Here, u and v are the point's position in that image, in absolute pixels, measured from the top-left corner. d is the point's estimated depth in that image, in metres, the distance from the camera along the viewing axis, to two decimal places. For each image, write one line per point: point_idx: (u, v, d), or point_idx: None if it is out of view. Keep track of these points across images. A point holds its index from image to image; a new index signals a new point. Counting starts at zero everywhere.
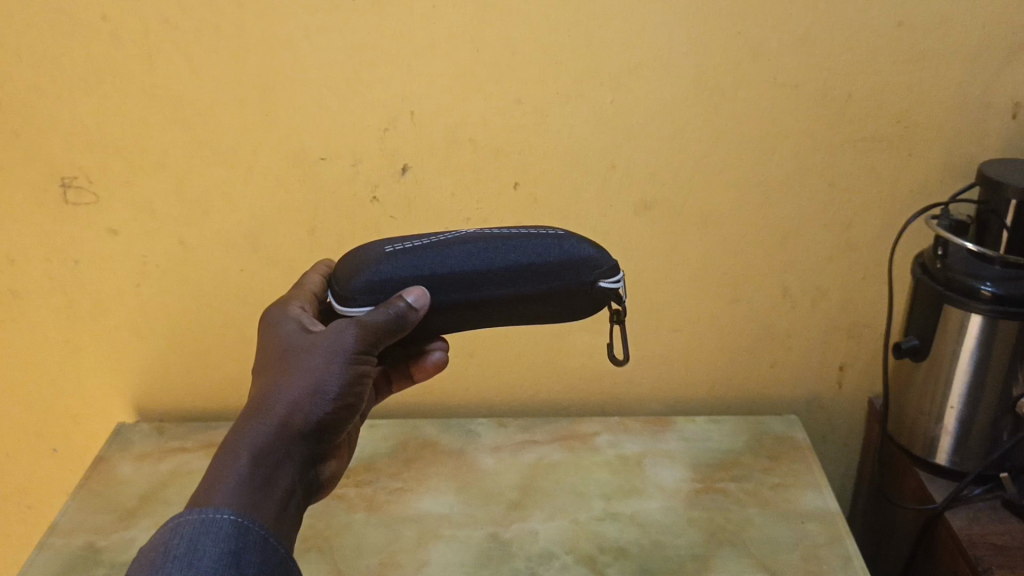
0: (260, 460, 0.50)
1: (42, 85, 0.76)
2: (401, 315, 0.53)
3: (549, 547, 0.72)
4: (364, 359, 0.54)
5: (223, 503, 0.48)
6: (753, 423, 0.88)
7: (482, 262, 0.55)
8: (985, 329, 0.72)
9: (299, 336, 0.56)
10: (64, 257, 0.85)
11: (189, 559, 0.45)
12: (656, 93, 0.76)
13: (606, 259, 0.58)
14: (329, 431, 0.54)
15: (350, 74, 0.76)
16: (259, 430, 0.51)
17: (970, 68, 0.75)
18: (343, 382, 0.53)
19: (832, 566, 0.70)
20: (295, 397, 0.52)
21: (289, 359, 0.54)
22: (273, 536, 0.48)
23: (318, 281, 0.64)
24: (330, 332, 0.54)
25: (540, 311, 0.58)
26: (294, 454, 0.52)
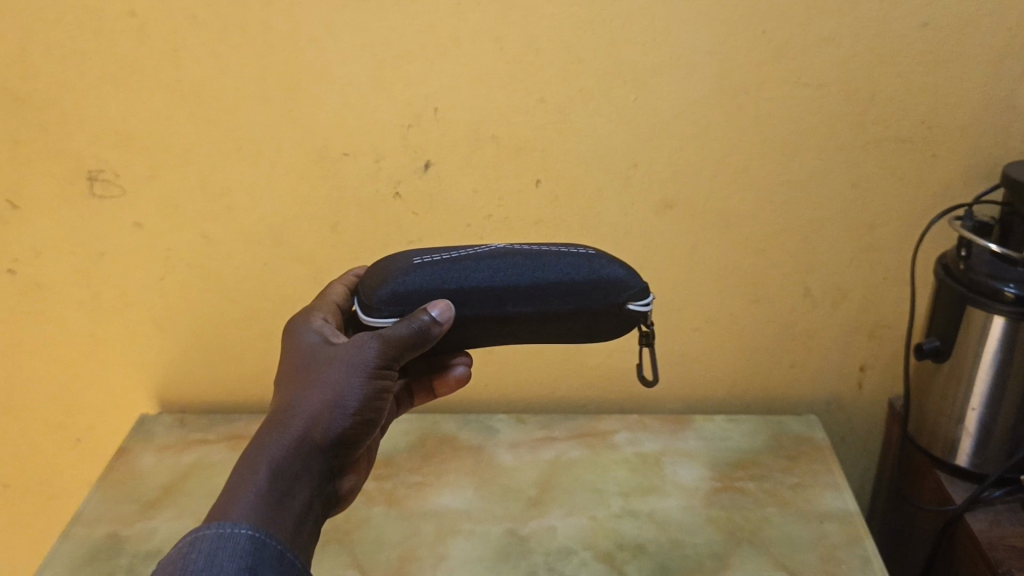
0: (278, 473, 0.50)
1: (70, 80, 0.77)
2: (424, 329, 0.54)
3: (568, 543, 0.73)
4: (385, 373, 0.54)
5: (240, 517, 0.47)
6: (772, 423, 0.88)
7: (510, 278, 0.55)
8: (1007, 331, 0.72)
9: (321, 349, 0.56)
10: (89, 250, 0.86)
11: (207, 574, 0.45)
12: (679, 92, 0.76)
13: (636, 282, 0.58)
14: (349, 446, 0.54)
15: (374, 71, 0.76)
16: (278, 443, 0.51)
17: (995, 69, 0.75)
18: (363, 395, 0.53)
19: (852, 567, 0.70)
20: (315, 410, 0.52)
21: (310, 373, 0.55)
22: (291, 551, 0.48)
23: (342, 292, 0.65)
24: (352, 346, 0.55)
25: (564, 328, 0.58)
26: (313, 468, 0.52)
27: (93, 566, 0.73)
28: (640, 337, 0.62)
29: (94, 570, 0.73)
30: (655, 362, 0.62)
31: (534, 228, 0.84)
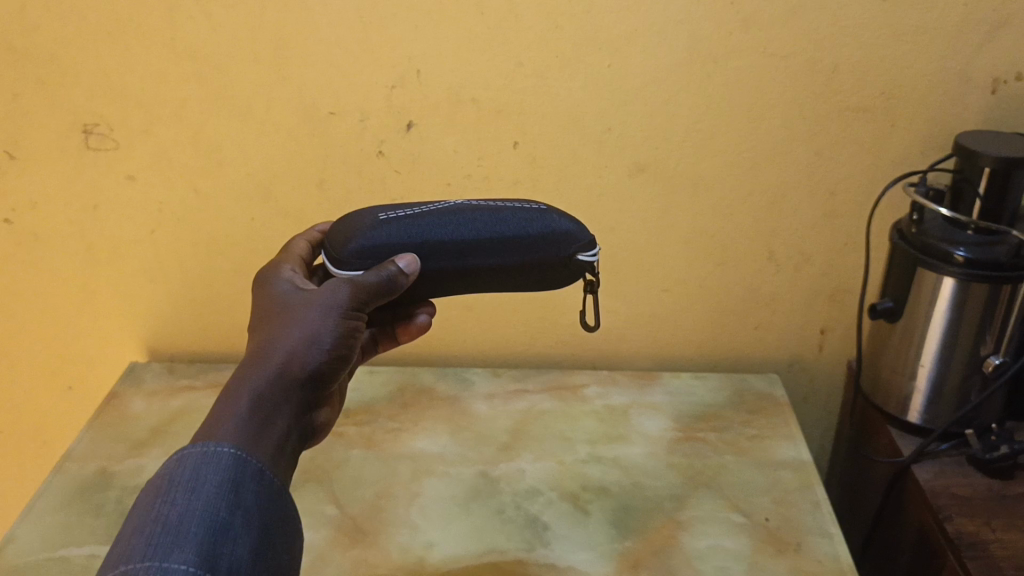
0: (259, 401, 0.51)
1: (68, 36, 0.80)
2: (392, 278, 0.57)
3: (536, 484, 0.77)
4: (357, 315, 0.56)
5: (225, 437, 0.49)
6: (735, 381, 0.92)
7: (471, 232, 0.59)
8: (957, 291, 0.76)
9: (295, 294, 0.58)
10: (83, 202, 0.89)
11: (192, 486, 0.46)
12: (651, 60, 0.80)
13: (584, 235, 0.62)
14: (323, 383, 0.56)
15: (360, 33, 0.79)
16: (258, 375, 0.53)
17: (952, 44, 0.78)
18: (337, 334, 0.55)
19: (801, 509, 0.74)
20: (292, 346, 0.54)
21: (287, 313, 0.56)
22: (270, 470, 0.49)
23: (305, 247, 0.67)
24: (324, 290, 0.57)
25: (520, 280, 0.62)
26: (291, 398, 0.53)
27: (83, 498, 0.77)
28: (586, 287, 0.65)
29: (84, 502, 0.77)
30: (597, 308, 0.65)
31: (512, 188, 0.87)
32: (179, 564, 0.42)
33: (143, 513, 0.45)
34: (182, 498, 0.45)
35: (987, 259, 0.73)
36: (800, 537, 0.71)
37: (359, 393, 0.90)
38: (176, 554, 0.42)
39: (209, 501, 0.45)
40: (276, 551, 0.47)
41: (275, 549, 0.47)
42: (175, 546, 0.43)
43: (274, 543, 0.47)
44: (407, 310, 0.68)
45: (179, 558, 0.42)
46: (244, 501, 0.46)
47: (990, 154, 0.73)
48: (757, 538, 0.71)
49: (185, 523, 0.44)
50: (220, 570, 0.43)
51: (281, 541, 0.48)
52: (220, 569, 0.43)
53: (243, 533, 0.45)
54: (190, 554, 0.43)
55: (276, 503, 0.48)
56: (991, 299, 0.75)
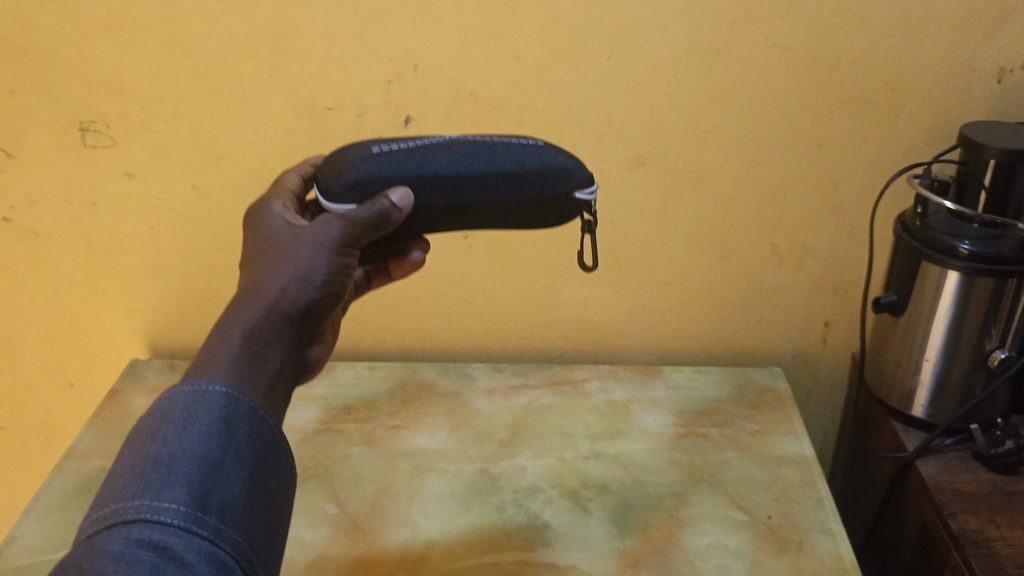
0: (251, 339, 0.51)
1: (63, 32, 0.79)
2: (384, 213, 0.56)
3: (536, 481, 0.77)
4: (349, 251, 0.55)
5: (217, 375, 0.48)
6: (737, 374, 0.92)
7: (465, 167, 0.58)
8: (961, 286, 0.75)
9: (287, 229, 0.57)
10: (82, 199, 0.89)
11: (183, 424, 0.46)
12: (651, 51, 0.79)
13: (581, 171, 0.61)
14: (317, 317, 0.55)
15: (356, 28, 0.79)
16: (250, 312, 0.52)
17: (957, 34, 0.77)
18: (330, 271, 0.54)
19: (803, 506, 0.74)
20: (284, 282, 0.53)
21: (278, 251, 0.55)
22: (264, 408, 0.49)
23: (297, 180, 0.65)
24: (317, 225, 0.56)
25: (515, 216, 0.61)
26: (284, 335, 0.53)
27: (84, 497, 0.77)
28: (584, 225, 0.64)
29: (86, 501, 0.77)
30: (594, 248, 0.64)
31: None
32: (169, 503, 0.42)
33: (134, 451, 0.45)
34: (174, 436, 0.45)
35: (992, 253, 0.72)
36: (801, 535, 0.70)
37: (360, 389, 0.90)
38: (167, 493, 0.42)
39: (200, 440, 0.45)
40: (269, 486, 0.47)
41: (271, 485, 0.48)
42: (166, 485, 0.43)
43: (268, 479, 0.47)
44: (401, 246, 0.68)
45: (169, 497, 0.42)
46: (236, 440, 0.46)
47: (995, 147, 0.71)
48: (758, 535, 0.70)
49: (176, 462, 0.44)
50: (210, 509, 0.43)
51: (276, 476, 0.48)
52: (211, 508, 0.43)
53: (234, 471, 0.45)
54: (181, 493, 0.43)
55: (269, 441, 0.48)
56: (997, 293, 0.74)
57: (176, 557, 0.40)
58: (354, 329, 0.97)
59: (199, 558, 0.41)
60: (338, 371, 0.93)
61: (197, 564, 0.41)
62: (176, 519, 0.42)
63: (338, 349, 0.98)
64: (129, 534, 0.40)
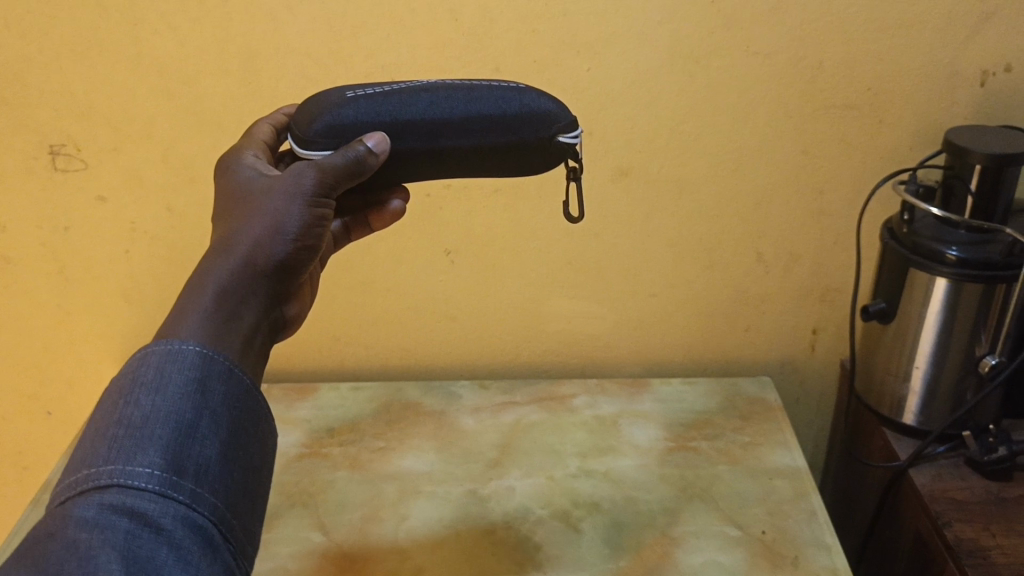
0: (224, 296, 0.48)
1: (29, 54, 0.77)
2: (360, 159, 0.52)
3: (525, 502, 0.75)
4: (324, 201, 0.52)
5: (188, 336, 0.46)
6: (726, 385, 0.91)
7: (444, 111, 0.54)
8: (950, 292, 0.74)
9: (259, 181, 0.54)
10: (54, 224, 0.87)
11: (156, 383, 0.44)
12: (631, 61, 0.78)
13: (565, 114, 0.56)
14: (293, 272, 0.52)
15: (330, 44, 0.77)
16: (221, 267, 0.49)
17: (939, 38, 0.76)
18: (304, 223, 0.51)
19: (797, 520, 0.72)
20: (256, 236, 0.50)
21: (249, 203, 0.52)
22: (239, 368, 0.47)
23: (269, 132, 0.62)
24: (289, 175, 0.52)
25: (498, 165, 0.57)
26: (259, 291, 0.50)
27: None
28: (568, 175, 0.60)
29: None
30: (582, 199, 0.59)
31: (494, 197, 0.85)
32: (143, 467, 0.41)
33: (107, 410, 0.44)
34: (147, 397, 0.44)
35: (980, 258, 0.72)
36: (797, 550, 0.69)
37: (343, 411, 0.88)
38: (141, 456, 0.41)
39: (174, 401, 0.44)
40: (248, 445, 0.46)
41: (250, 443, 0.46)
42: (139, 448, 0.42)
43: (247, 438, 0.46)
44: (378, 196, 0.63)
45: (144, 460, 0.41)
46: (211, 401, 0.45)
47: (980, 151, 0.71)
48: (753, 552, 0.69)
49: (150, 424, 0.43)
50: (187, 472, 0.42)
51: (255, 434, 0.47)
52: (187, 471, 0.42)
53: (211, 432, 0.44)
54: (155, 457, 0.42)
55: (245, 403, 0.46)
56: (986, 298, 0.73)
57: (151, 524, 0.40)
58: (336, 349, 0.95)
59: (176, 523, 0.40)
60: (321, 393, 0.91)
61: (173, 529, 0.40)
62: (151, 484, 0.41)
63: (321, 370, 0.96)
64: (103, 498, 0.40)
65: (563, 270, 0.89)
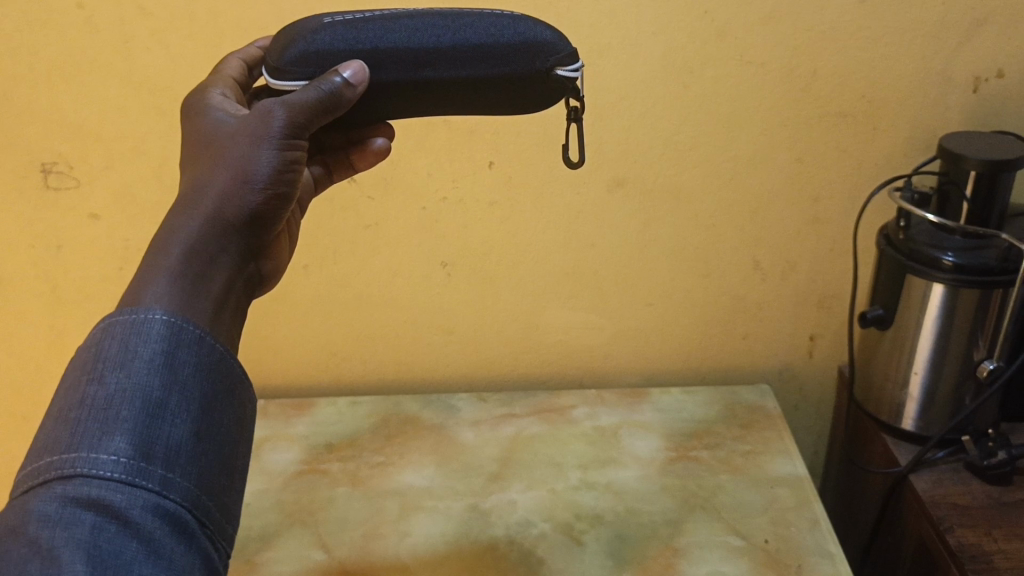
0: (193, 256, 0.47)
1: (20, 73, 0.77)
2: (335, 92, 0.49)
3: (527, 516, 0.75)
4: (295, 143, 0.50)
5: (155, 302, 0.44)
6: (725, 394, 0.91)
7: (429, 39, 0.51)
8: (947, 298, 0.74)
9: (227, 123, 0.52)
10: (47, 242, 0.86)
11: (121, 359, 0.42)
12: (626, 73, 0.78)
13: (564, 46, 0.53)
14: (266, 223, 0.51)
15: None
16: (189, 224, 0.47)
17: (930, 46, 0.77)
18: (274, 169, 0.50)
19: (800, 529, 0.72)
20: (223, 189, 0.49)
21: (216, 150, 0.50)
22: (211, 334, 0.45)
23: (239, 69, 0.60)
24: (256, 114, 0.50)
25: (492, 98, 0.54)
26: (228, 246, 0.49)
27: None
28: (568, 115, 0.57)
29: None
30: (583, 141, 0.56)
31: (489, 209, 0.85)
32: (109, 455, 0.39)
33: (70, 390, 0.41)
34: (112, 375, 0.41)
35: (976, 264, 0.72)
36: (799, 558, 0.69)
37: (341, 427, 0.87)
38: (108, 439, 0.39)
39: (141, 378, 0.42)
40: (224, 418, 0.44)
41: (223, 416, 0.44)
42: (105, 433, 0.40)
43: (221, 410, 0.44)
44: (361, 134, 0.62)
45: (109, 446, 0.39)
46: (180, 374, 0.43)
47: (975, 158, 0.71)
48: (757, 562, 0.69)
49: (115, 405, 0.40)
50: (155, 458, 0.40)
51: (229, 403, 0.45)
52: (156, 456, 0.40)
53: (180, 410, 0.42)
54: (122, 442, 0.39)
55: (217, 369, 0.44)
56: (983, 303, 0.73)
57: (120, 516, 0.38)
58: (334, 363, 0.94)
59: (146, 514, 0.39)
60: (318, 409, 0.91)
61: (142, 521, 0.38)
62: (118, 473, 0.39)
63: (318, 385, 0.96)
64: (68, 490, 0.38)
65: (560, 281, 0.89)
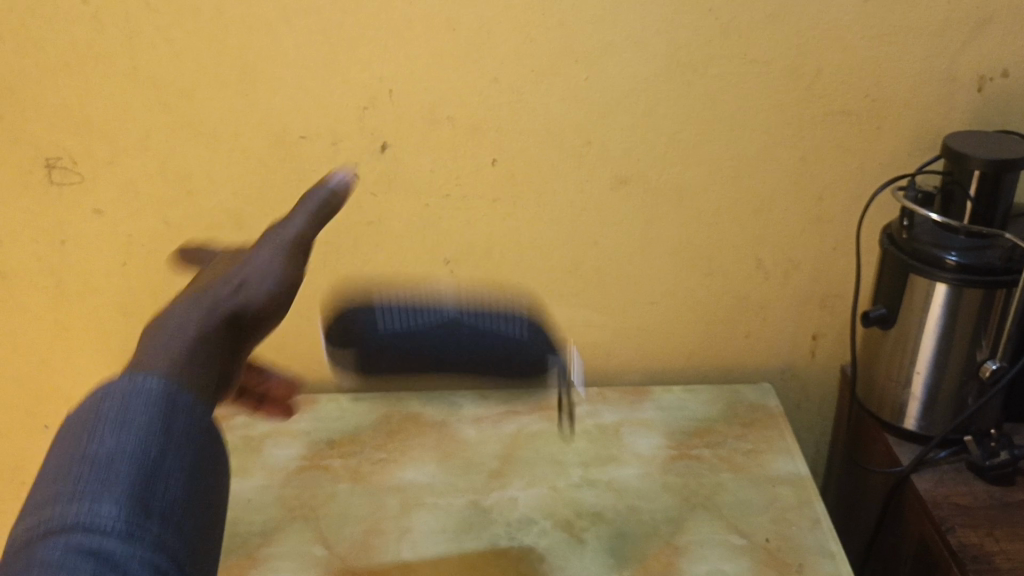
0: (194, 343, 0.45)
1: (25, 67, 0.77)
2: (328, 199, 0.57)
3: (528, 513, 0.75)
4: (303, 255, 0.53)
5: (155, 374, 0.42)
6: (727, 392, 0.90)
7: None
8: (950, 298, 0.74)
9: (237, 256, 0.54)
10: (50, 237, 0.86)
11: (121, 419, 0.39)
12: (629, 70, 0.78)
13: None
14: (257, 327, 0.50)
15: (328, 55, 0.77)
16: (190, 318, 0.47)
17: (935, 44, 0.77)
18: (283, 276, 0.51)
19: (801, 528, 0.72)
20: (234, 290, 0.49)
21: (230, 264, 0.52)
22: (205, 411, 0.43)
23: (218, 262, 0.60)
24: (275, 232, 0.53)
25: None
26: (223, 343, 0.47)
27: None
28: None
29: None
30: None
31: (492, 207, 0.85)
32: (108, 509, 0.36)
33: (63, 453, 0.38)
34: (112, 436, 0.39)
35: (980, 264, 0.72)
36: (801, 557, 0.69)
37: (343, 423, 0.88)
38: (107, 499, 0.37)
39: (144, 437, 0.39)
40: (207, 501, 0.42)
41: (207, 495, 0.42)
42: (104, 488, 0.37)
43: (206, 489, 0.42)
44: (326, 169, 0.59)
45: (108, 500, 0.37)
46: (180, 441, 0.41)
47: (979, 157, 0.71)
48: (758, 561, 0.69)
49: (116, 461, 0.38)
50: (153, 521, 0.38)
51: (211, 489, 0.43)
52: (152, 518, 0.38)
53: (176, 476, 0.40)
54: (120, 499, 0.37)
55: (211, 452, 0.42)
56: (987, 303, 0.73)
57: (117, 565, 0.35)
58: None
59: (141, 566, 0.36)
60: (320, 405, 0.91)
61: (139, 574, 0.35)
62: (116, 526, 0.36)
63: (320, 382, 0.96)
64: (64, 540, 0.35)
65: (563, 279, 0.89)
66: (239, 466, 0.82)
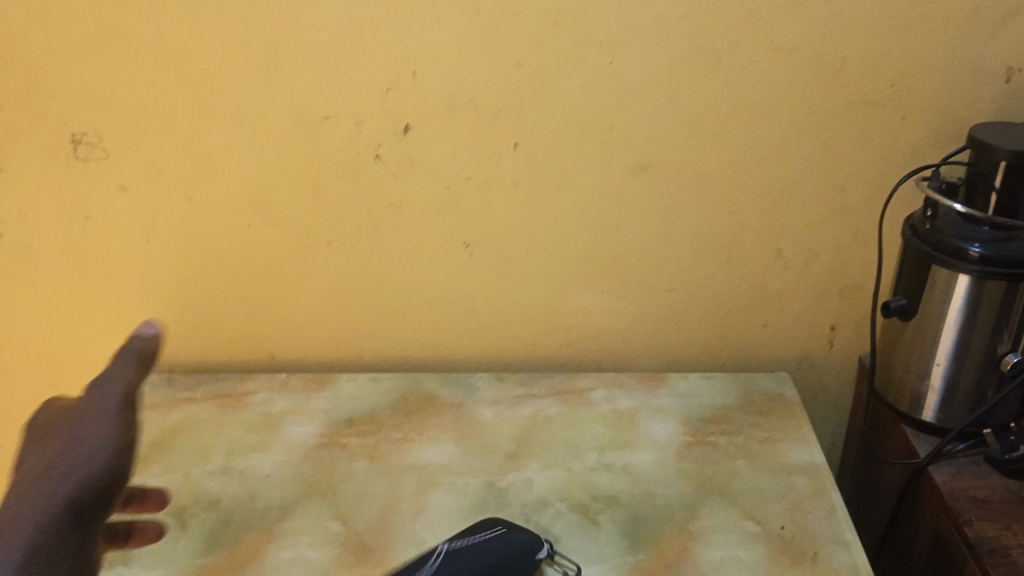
0: (40, 556, 0.55)
1: (53, 42, 0.78)
2: (144, 347, 0.67)
3: (544, 495, 0.75)
4: (128, 421, 0.63)
5: None
6: (744, 381, 0.90)
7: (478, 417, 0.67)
8: (972, 289, 0.73)
9: (49, 428, 0.64)
10: (74, 212, 0.86)
11: None
12: (653, 56, 0.78)
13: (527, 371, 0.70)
14: (111, 497, 0.60)
15: (352, 36, 0.77)
16: (32, 514, 0.56)
17: (962, 34, 0.76)
18: (114, 451, 0.61)
19: (816, 516, 0.72)
20: (71, 465, 0.59)
21: (63, 439, 0.61)
22: None
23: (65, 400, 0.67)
24: (94, 403, 0.63)
25: None
26: (72, 539, 0.57)
27: None
28: None
29: None
30: None
31: (513, 190, 0.85)
32: None
33: None
34: None
35: (1003, 256, 0.71)
36: (816, 546, 0.69)
37: (361, 403, 0.88)
38: None
39: None
40: None
41: None
42: None
43: None
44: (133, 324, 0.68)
45: None
46: None
47: (1005, 149, 0.71)
48: (773, 548, 0.69)
49: None
50: None
51: None
52: None
53: None
54: None
55: None
56: (1009, 296, 0.73)
57: None
58: (354, 341, 0.94)
59: None
60: (339, 384, 0.91)
61: None
62: None
63: (338, 361, 0.96)
64: None
65: (582, 264, 0.89)
66: (258, 443, 0.83)
